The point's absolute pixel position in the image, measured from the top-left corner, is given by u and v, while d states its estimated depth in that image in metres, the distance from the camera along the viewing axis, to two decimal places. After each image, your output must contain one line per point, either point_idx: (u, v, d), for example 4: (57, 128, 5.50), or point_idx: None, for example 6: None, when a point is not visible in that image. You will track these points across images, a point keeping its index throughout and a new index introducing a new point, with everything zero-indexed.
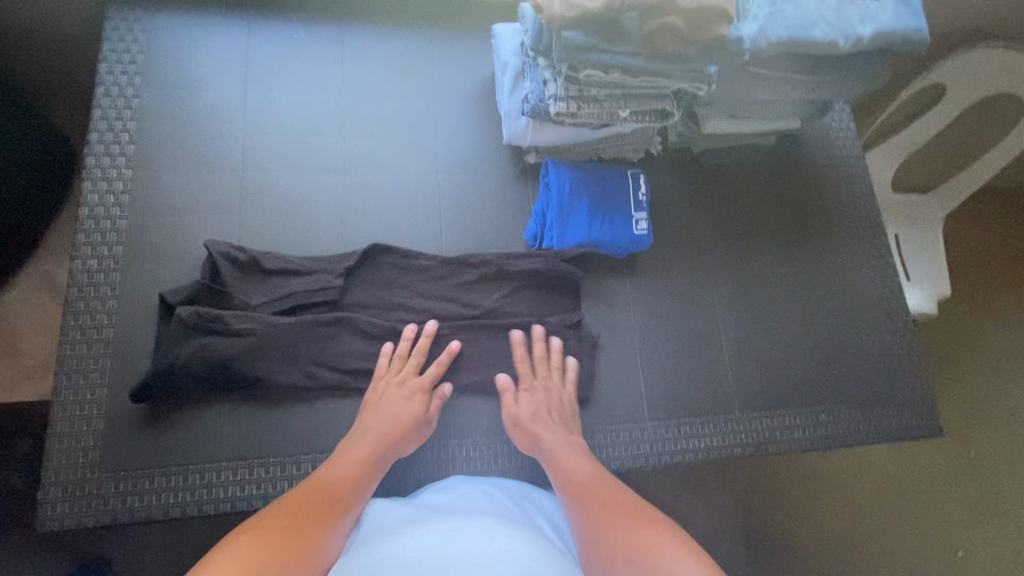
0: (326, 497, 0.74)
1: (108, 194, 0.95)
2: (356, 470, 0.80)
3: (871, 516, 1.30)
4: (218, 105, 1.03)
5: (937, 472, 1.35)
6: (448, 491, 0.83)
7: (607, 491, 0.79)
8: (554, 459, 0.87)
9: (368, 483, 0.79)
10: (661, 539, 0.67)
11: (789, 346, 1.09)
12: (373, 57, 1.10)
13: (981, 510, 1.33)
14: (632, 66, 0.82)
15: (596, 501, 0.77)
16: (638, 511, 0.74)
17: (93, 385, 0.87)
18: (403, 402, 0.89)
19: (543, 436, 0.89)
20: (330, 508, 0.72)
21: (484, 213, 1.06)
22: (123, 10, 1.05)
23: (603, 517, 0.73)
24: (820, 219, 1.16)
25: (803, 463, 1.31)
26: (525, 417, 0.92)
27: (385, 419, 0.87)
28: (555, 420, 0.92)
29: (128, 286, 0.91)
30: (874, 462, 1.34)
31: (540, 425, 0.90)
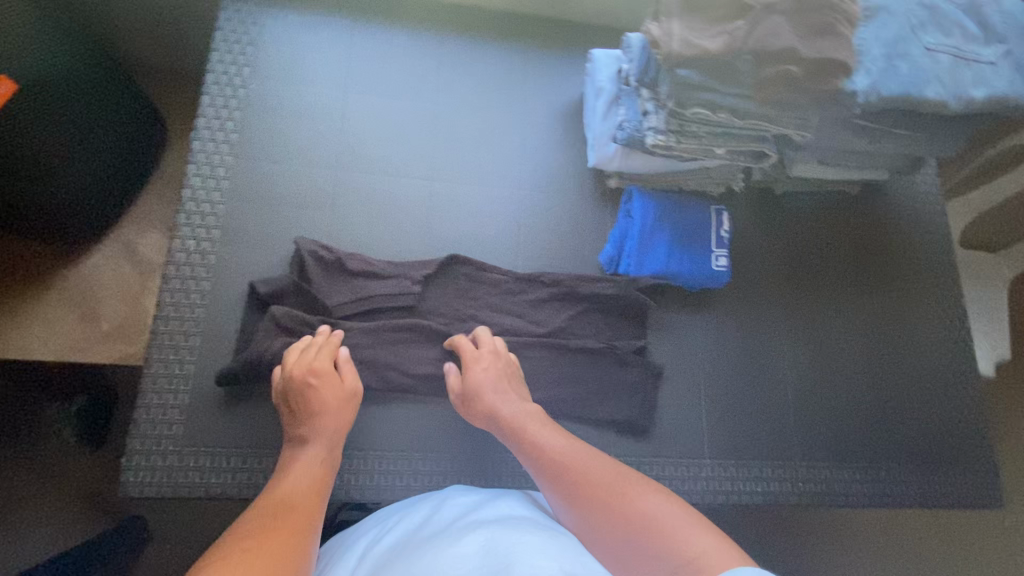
0: (281, 515, 0.67)
1: (210, 179, 0.99)
2: (306, 487, 0.75)
3: None
4: (318, 103, 1.06)
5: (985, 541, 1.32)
6: (427, 507, 0.80)
7: (591, 469, 0.74)
8: (522, 442, 0.82)
9: (318, 491, 0.75)
10: (653, 515, 0.65)
11: (857, 400, 1.07)
12: (469, 68, 1.12)
13: None
14: (740, 108, 0.82)
15: (581, 487, 0.72)
16: (626, 484, 0.71)
17: (182, 361, 0.91)
18: (324, 391, 0.85)
19: (497, 407, 0.86)
20: (293, 522, 0.66)
21: (561, 233, 1.08)
22: (236, 2, 1.08)
23: (598, 502, 0.69)
24: (896, 272, 1.14)
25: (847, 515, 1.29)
26: (474, 397, 0.88)
27: (315, 417, 0.84)
28: (503, 394, 0.88)
29: (222, 270, 0.95)
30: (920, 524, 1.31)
31: (496, 397, 0.87)
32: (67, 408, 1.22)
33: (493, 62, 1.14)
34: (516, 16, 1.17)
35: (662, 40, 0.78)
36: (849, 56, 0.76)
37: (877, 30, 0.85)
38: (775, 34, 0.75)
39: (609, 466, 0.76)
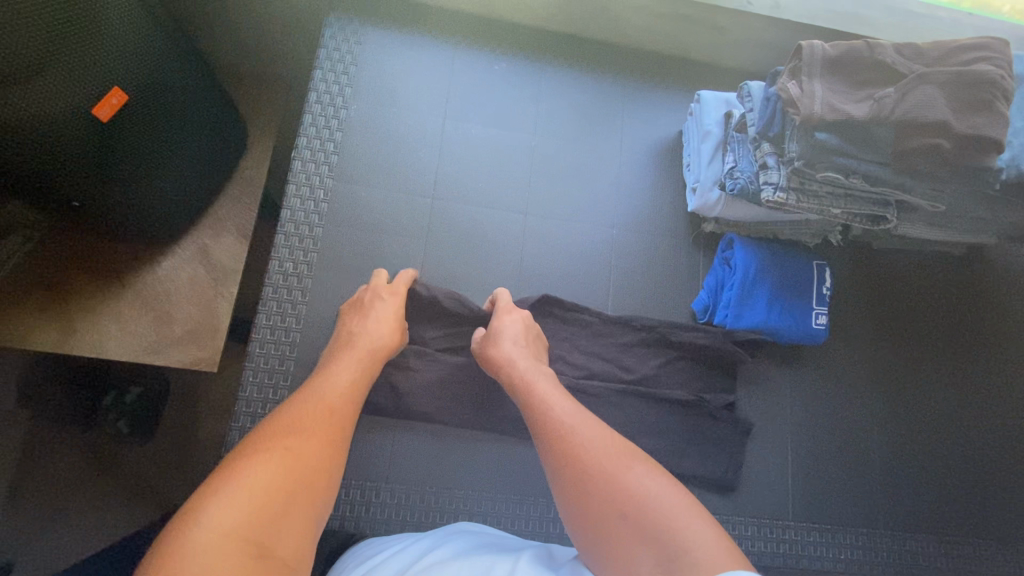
0: (321, 409, 0.70)
1: (309, 201, 0.98)
2: (347, 380, 0.76)
3: None
4: (417, 127, 1.05)
5: None
6: (418, 543, 0.77)
7: (589, 430, 0.71)
8: (526, 399, 0.79)
9: (356, 386, 0.77)
10: (654, 495, 0.62)
11: (950, 472, 1.02)
12: (567, 100, 1.11)
13: None
14: (875, 174, 0.79)
15: (573, 453, 0.69)
16: (618, 454, 0.67)
17: (276, 386, 0.91)
18: (387, 308, 0.88)
19: (514, 359, 0.85)
20: (329, 421, 0.69)
21: (652, 277, 1.05)
22: (341, 19, 1.07)
23: (585, 467, 0.66)
24: (998, 340, 1.09)
25: None
26: (490, 347, 0.87)
27: (370, 329, 0.85)
28: (522, 348, 0.87)
29: (318, 295, 0.96)
30: None
31: (515, 352, 0.86)
32: (120, 400, 1.23)
33: (591, 95, 1.12)
34: (617, 48, 1.15)
35: (802, 101, 0.76)
36: (1002, 134, 0.72)
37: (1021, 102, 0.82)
38: (927, 105, 0.72)
39: (607, 429, 0.73)
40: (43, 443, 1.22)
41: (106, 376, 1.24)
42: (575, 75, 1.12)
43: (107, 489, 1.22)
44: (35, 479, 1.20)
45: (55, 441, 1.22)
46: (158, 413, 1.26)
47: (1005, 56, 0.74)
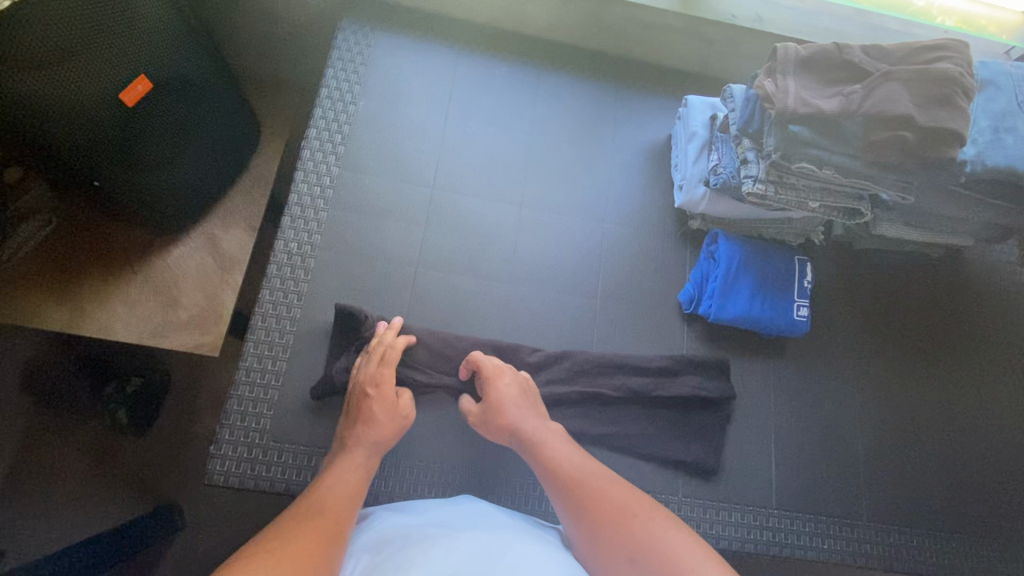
0: (316, 508, 0.71)
1: (316, 186, 1.04)
2: (347, 475, 0.78)
3: None
4: (421, 123, 1.12)
5: None
6: (445, 506, 0.83)
7: (607, 492, 0.76)
8: (540, 458, 0.82)
9: (359, 483, 0.78)
10: (667, 540, 0.69)
11: (929, 465, 1.05)
12: (563, 103, 1.17)
13: None
14: (846, 166, 0.84)
15: (596, 505, 0.75)
16: (638, 506, 0.74)
17: (275, 357, 0.95)
18: (378, 408, 0.86)
19: (519, 424, 0.87)
20: (329, 518, 0.70)
21: (641, 269, 1.10)
22: (354, 24, 1.15)
23: (601, 521, 0.73)
24: (973, 340, 1.13)
25: None
26: (494, 409, 0.89)
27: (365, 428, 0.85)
28: (524, 409, 0.89)
29: (319, 274, 0.99)
30: None
31: (519, 412, 0.88)
32: (120, 390, 1.20)
33: (587, 99, 1.18)
34: (612, 58, 1.22)
35: (777, 96, 0.81)
36: (964, 126, 0.77)
37: (986, 102, 0.88)
38: (893, 100, 0.77)
39: (624, 488, 0.78)
40: (43, 432, 1.18)
41: (110, 367, 1.22)
42: (573, 81, 1.19)
43: (97, 482, 1.18)
44: (27, 471, 1.16)
45: (52, 431, 1.19)
46: (158, 405, 1.22)
47: (964, 56, 0.82)
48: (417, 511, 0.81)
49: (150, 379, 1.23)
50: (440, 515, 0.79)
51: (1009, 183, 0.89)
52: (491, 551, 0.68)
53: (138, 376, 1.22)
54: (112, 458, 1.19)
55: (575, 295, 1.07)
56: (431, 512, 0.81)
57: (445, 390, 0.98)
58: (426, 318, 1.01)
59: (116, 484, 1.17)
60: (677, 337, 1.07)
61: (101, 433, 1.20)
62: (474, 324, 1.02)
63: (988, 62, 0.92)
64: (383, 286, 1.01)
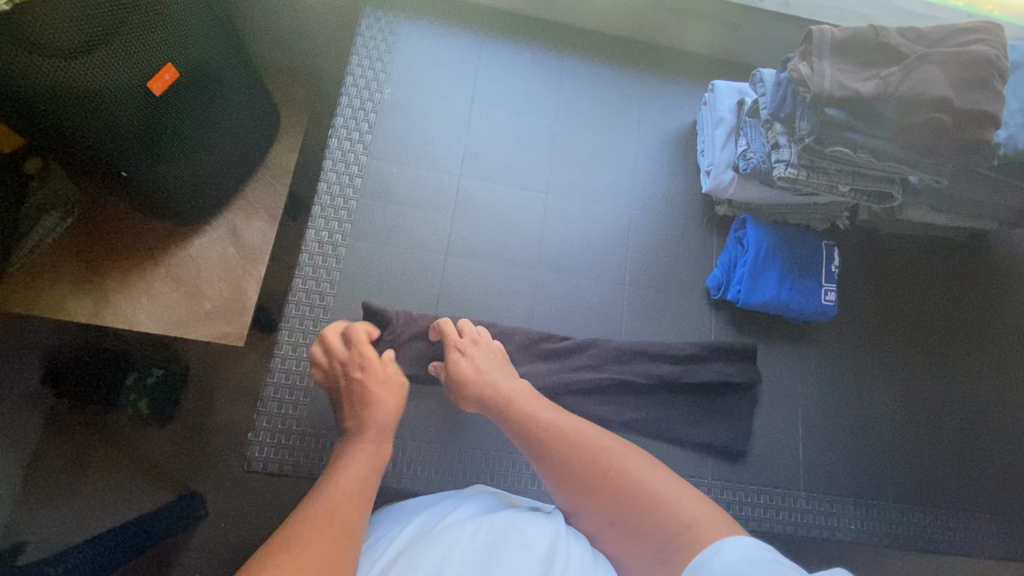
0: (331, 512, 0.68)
1: (344, 174, 1.04)
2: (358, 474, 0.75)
3: None
4: (446, 111, 1.11)
5: None
6: (437, 500, 0.83)
7: (587, 450, 0.79)
8: (510, 420, 0.84)
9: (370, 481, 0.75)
10: (660, 492, 0.74)
11: (952, 446, 1.07)
12: (587, 90, 1.17)
13: None
14: (880, 149, 0.84)
15: (579, 464, 0.78)
16: (623, 461, 0.78)
17: (310, 345, 0.95)
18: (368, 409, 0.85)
19: (483, 391, 0.87)
20: (347, 521, 0.68)
21: (668, 255, 1.10)
22: (378, 11, 1.14)
23: (597, 485, 0.76)
24: (995, 324, 1.14)
25: None
26: (464, 379, 0.89)
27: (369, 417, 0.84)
28: (492, 371, 0.90)
29: (351, 263, 1.00)
30: None
31: (490, 377, 0.89)
32: (143, 381, 1.22)
33: (612, 86, 1.18)
34: (636, 44, 1.22)
35: (814, 79, 0.81)
36: (999, 108, 0.78)
37: (1016, 86, 0.89)
38: (929, 82, 0.78)
39: (602, 440, 0.81)
40: (69, 424, 1.19)
41: (132, 358, 1.24)
42: (597, 67, 1.18)
43: (124, 472, 1.19)
44: (54, 461, 1.17)
45: (77, 421, 1.20)
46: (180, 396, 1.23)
47: (999, 38, 0.82)
48: (414, 509, 0.81)
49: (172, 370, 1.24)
50: (438, 508, 0.79)
51: None
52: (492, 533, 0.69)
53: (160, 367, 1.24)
54: (137, 448, 1.20)
55: (602, 282, 1.07)
56: (428, 506, 0.81)
57: None
58: (457, 306, 1.02)
59: (143, 473, 1.19)
60: (704, 322, 1.07)
61: (125, 424, 1.21)
62: (504, 311, 1.03)
63: (1019, 44, 0.92)
64: (413, 274, 1.02)
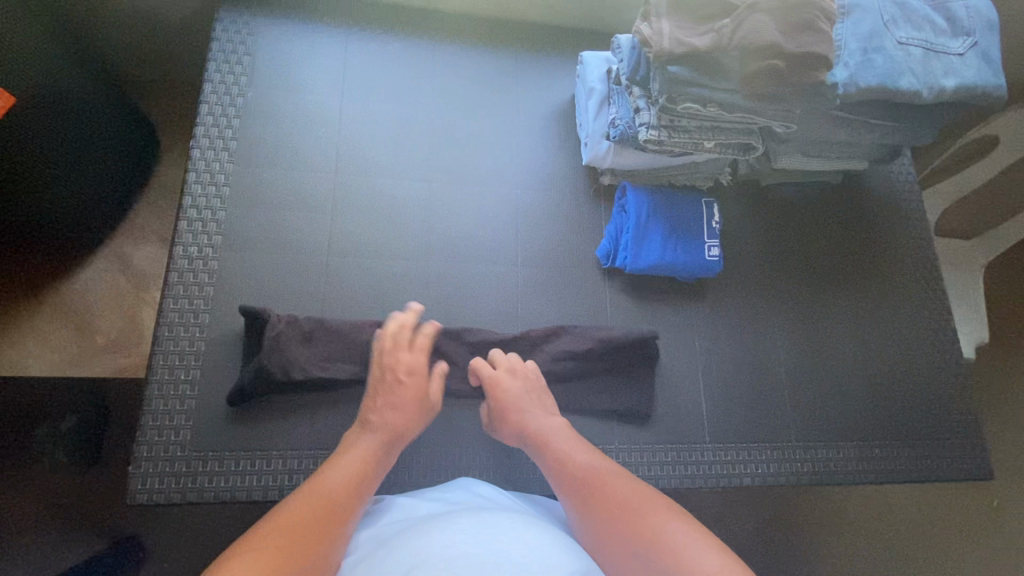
0: (330, 500, 0.73)
1: (210, 185, 1.00)
2: (360, 460, 0.80)
3: (894, 549, 1.44)
4: (315, 108, 1.08)
5: (954, 521, 1.49)
6: (452, 492, 0.84)
7: (613, 485, 0.79)
8: (547, 454, 0.86)
9: (375, 470, 0.80)
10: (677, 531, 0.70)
11: (848, 380, 1.11)
12: (461, 73, 1.15)
13: (995, 532, 1.48)
14: (729, 102, 0.86)
15: (602, 495, 0.77)
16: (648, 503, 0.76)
17: (188, 366, 0.90)
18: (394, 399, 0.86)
19: (528, 423, 0.90)
20: (340, 512, 0.72)
21: (559, 230, 1.10)
22: (232, 13, 1.10)
23: (614, 516, 0.75)
24: (879, 259, 1.18)
25: (831, 497, 1.45)
26: (506, 411, 0.91)
27: (388, 411, 0.85)
28: (544, 412, 0.92)
29: (224, 275, 0.95)
30: (893, 502, 1.48)
31: (529, 414, 0.91)
32: (56, 427, 1.12)
33: (488, 67, 1.16)
34: (507, 23, 1.21)
35: (653, 39, 0.82)
36: (828, 49, 0.81)
37: (853, 25, 0.91)
38: (760, 30, 0.79)
39: (631, 483, 0.80)
40: None
41: (44, 404, 1.15)
42: (470, 49, 1.17)
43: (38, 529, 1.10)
44: None
45: None
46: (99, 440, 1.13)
47: None
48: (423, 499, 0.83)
49: (87, 413, 1.14)
50: (458, 504, 0.79)
51: (881, 102, 0.94)
52: (499, 531, 0.68)
53: (74, 411, 1.14)
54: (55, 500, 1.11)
55: (494, 264, 1.05)
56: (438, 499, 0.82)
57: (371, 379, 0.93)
58: (342, 307, 0.96)
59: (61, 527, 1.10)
60: (600, 291, 1.08)
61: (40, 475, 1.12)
62: (394, 305, 0.98)
63: None
64: (291, 278, 0.96)
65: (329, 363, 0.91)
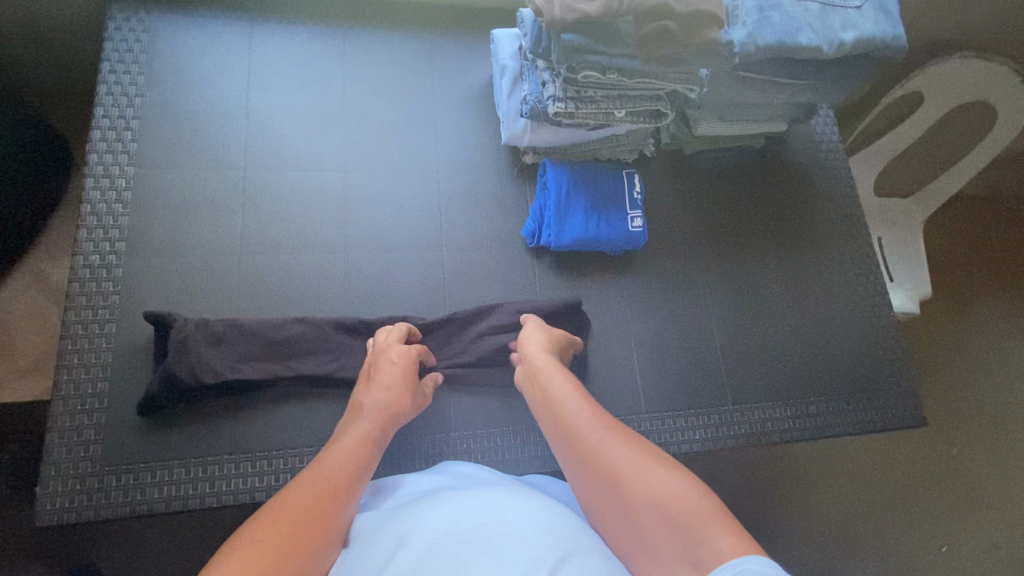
0: (333, 479, 0.70)
1: (109, 190, 0.96)
2: (359, 439, 0.77)
3: (860, 508, 1.45)
4: (220, 105, 1.04)
5: (916, 475, 1.50)
6: (435, 477, 0.81)
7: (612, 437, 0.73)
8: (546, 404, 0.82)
9: (375, 447, 0.78)
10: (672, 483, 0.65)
11: (781, 340, 1.11)
12: (373, 59, 1.12)
13: (953, 481, 1.50)
14: (628, 67, 0.86)
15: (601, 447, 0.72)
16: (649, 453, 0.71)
17: (94, 379, 0.87)
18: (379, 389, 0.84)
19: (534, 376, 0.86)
20: (342, 493, 0.69)
21: (483, 211, 1.08)
22: (126, 12, 1.06)
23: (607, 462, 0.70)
24: (806, 219, 1.20)
25: (796, 461, 1.46)
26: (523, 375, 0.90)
27: (381, 395, 0.84)
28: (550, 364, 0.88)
29: (130, 282, 0.92)
30: (858, 462, 1.49)
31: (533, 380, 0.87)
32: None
33: (401, 51, 1.14)
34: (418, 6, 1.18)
35: (545, 7, 0.79)
36: (715, 8, 0.82)
37: None
38: None
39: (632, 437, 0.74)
40: None
41: None
42: (381, 35, 1.14)
43: None
44: None
45: None
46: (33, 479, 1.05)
47: None
48: (408, 488, 0.79)
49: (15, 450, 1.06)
50: (451, 483, 0.77)
51: (784, 60, 0.94)
52: (501, 494, 0.66)
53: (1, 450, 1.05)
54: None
55: (418, 250, 1.03)
56: (422, 486, 0.78)
57: (290, 378, 0.90)
58: (256, 306, 0.94)
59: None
60: (528, 271, 1.06)
61: None
62: (313, 300, 0.96)
63: None
64: (203, 280, 0.93)
65: (240, 365, 0.88)
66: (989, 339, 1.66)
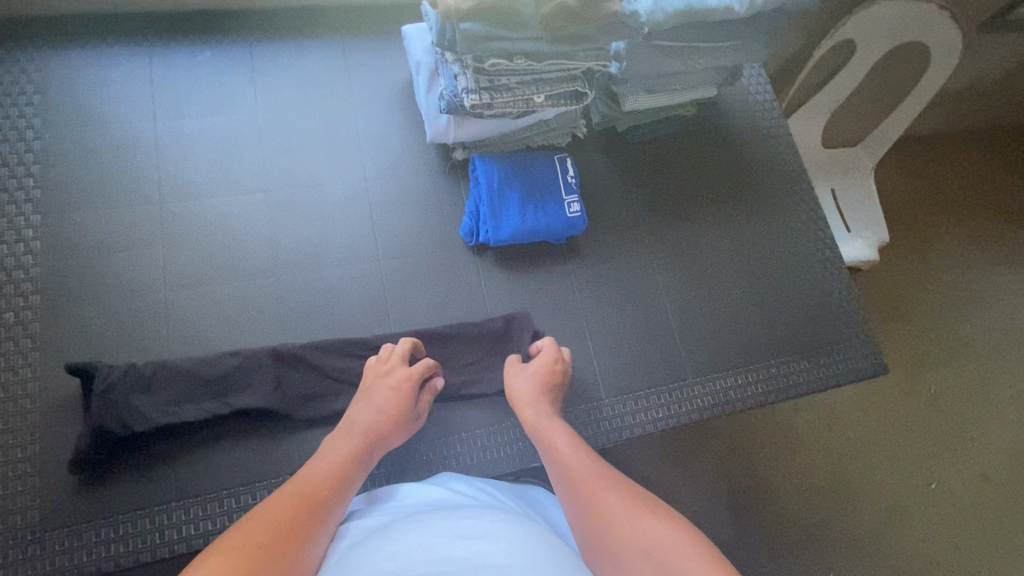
0: (308, 505, 0.67)
1: (17, 243, 0.91)
2: (345, 461, 0.75)
3: (847, 458, 1.45)
4: (126, 138, 0.99)
5: (898, 420, 1.50)
6: (431, 488, 0.78)
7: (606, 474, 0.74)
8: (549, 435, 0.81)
9: (359, 471, 0.75)
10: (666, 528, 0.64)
11: (736, 306, 1.10)
12: (284, 72, 1.08)
13: (933, 420, 1.51)
14: (535, 50, 0.85)
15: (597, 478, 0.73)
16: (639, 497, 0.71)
17: (24, 443, 0.82)
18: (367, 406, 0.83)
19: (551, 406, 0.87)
20: (318, 514, 0.67)
21: (418, 214, 1.05)
22: (13, 51, 1.00)
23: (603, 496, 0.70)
24: (747, 183, 1.19)
25: (780, 419, 1.45)
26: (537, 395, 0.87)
27: (370, 417, 0.81)
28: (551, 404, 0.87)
29: (52, 336, 0.87)
30: (842, 414, 1.49)
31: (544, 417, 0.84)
32: None
33: (313, 60, 1.10)
34: (327, 12, 1.14)
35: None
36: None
37: None
38: None
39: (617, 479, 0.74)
40: None
41: None
42: (289, 45, 1.10)
43: None
44: None
45: None
46: None
47: None
48: (394, 504, 0.76)
49: None
50: (431, 499, 0.75)
51: (697, 25, 0.92)
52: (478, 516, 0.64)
53: None
54: None
55: (354, 265, 0.99)
56: (418, 501, 0.75)
57: (232, 414, 0.87)
58: (189, 345, 0.90)
59: None
60: (472, 270, 1.03)
61: None
62: (248, 331, 0.93)
63: None
64: (130, 324, 0.90)
65: (174, 409, 0.85)
66: (951, 275, 1.67)
